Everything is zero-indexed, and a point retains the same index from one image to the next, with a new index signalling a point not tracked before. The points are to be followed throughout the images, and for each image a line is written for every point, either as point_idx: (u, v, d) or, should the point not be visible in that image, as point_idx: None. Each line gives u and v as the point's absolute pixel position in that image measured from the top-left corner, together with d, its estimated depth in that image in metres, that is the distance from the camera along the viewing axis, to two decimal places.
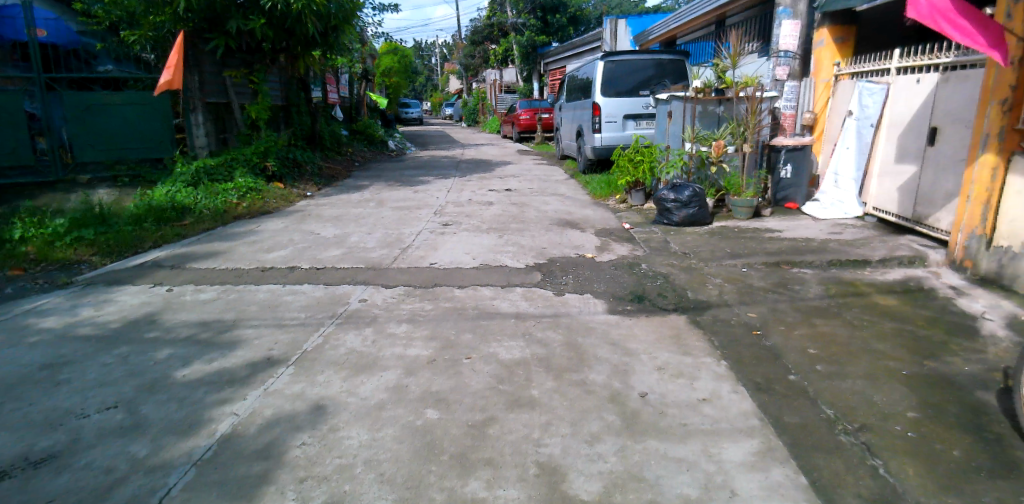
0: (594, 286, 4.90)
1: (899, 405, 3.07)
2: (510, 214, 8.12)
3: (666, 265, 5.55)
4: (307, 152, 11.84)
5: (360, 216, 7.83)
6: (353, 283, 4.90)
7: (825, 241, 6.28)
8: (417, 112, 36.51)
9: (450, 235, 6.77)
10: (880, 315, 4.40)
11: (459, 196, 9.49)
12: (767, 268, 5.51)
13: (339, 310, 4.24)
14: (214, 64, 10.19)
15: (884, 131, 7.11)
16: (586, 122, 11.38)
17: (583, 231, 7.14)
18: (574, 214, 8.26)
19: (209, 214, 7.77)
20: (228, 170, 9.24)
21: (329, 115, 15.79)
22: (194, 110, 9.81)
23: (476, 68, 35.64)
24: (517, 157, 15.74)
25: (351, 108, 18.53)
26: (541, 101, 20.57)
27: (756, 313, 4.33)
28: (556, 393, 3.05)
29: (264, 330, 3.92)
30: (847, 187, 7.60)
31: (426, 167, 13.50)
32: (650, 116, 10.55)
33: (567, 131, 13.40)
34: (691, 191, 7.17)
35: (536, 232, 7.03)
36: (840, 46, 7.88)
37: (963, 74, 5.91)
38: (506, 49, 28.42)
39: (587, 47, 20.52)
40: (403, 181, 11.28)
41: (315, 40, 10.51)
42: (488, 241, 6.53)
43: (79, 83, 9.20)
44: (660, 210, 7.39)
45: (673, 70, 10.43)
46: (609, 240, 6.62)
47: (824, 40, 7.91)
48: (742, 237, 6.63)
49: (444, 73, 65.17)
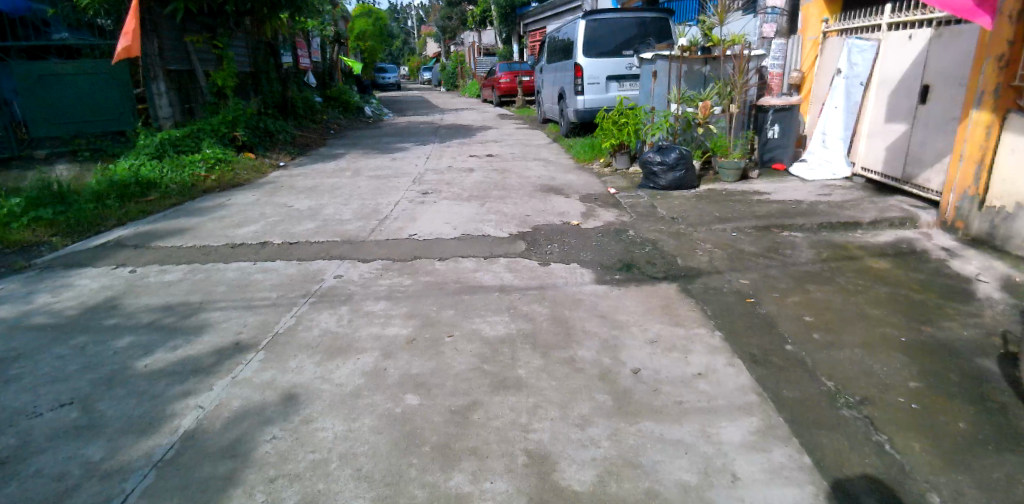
0: (580, 255, 4.71)
1: (899, 375, 2.95)
2: (490, 181, 7.87)
3: (653, 232, 5.38)
4: (278, 121, 11.45)
5: (335, 187, 7.57)
6: (328, 258, 4.67)
7: (814, 204, 6.15)
8: (395, 77, 35.75)
9: (429, 205, 6.53)
10: (874, 279, 4.30)
11: (438, 163, 9.21)
12: (756, 232, 5.38)
13: (312, 288, 4.02)
14: (175, 28, 9.72)
15: (874, 91, 7.02)
16: (568, 84, 11.08)
17: (567, 197, 6.94)
18: (557, 180, 8.03)
19: (176, 188, 7.44)
20: (195, 141, 8.85)
21: (301, 81, 15.28)
22: (155, 79, 9.32)
23: (453, 31, 34.71)
24: (498, 122, 15.38)
25: (324, 74, 17.95)
26: (521, 63, 20.12)
27: (748, 280, 4.20)
28: (543, 372, 2.88)
29: (231, 313, 3.70)
30: (836, 147, 7.53)
31: (405, 133, 13.16)
32: (633, 77, 10.26)
33: (548, 94, 13.10)
34: (676, 154, 7.01)
35: (518, 199, 6.81)
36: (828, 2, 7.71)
37: (958, 30, 5.78)
38: (484, 10, 27.66)
39: (567, 7, 20.11)
40: (380, 148, 10.94)
41: (278, 1, 10.09)
42: (468, 210, 6.31)
43: (29, 51, 8.92)
44: (646, 175, 7.20)
45: (655, 30, 10.15)
46: (594, 206, 6.43)
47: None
48: (730, 200, 6.46)
49: (421, 36, 63.65)
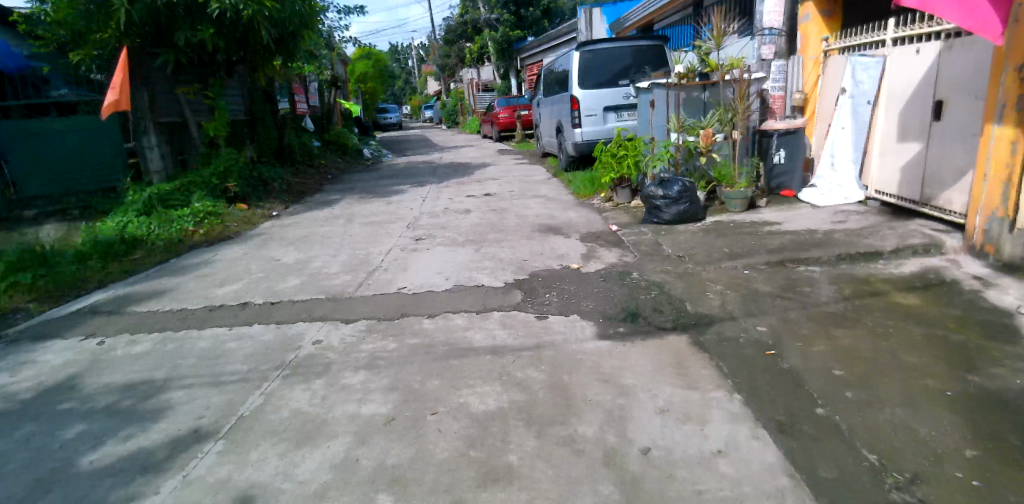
0: (580, 304, 4.36)
1: (950, 441, 2.56)
2: (487, 223, 7.57)
3: (660, 273, 5.02)
4: (273, 170, 11.34)
5: (326, 236, 7.33)
6: (309, 319, 4.34)
7: (830, 233, 5.78)
8: (396, 117, 35.94)
9: (422, 252, 6.23)
10: (905, 319, 3.92)
11: (435, 205, 8.93)
12: (771, 268, 5.01)
13: (288, 358, 3.63)
14: (167, 79, 9.51)
15: (882, 108, 6.76)
16: (565, 117, 10.87)
17: (567, 236, 6.61)
18: (556, 218, 7.72)
19: (163, 245, 7.20)
20: (185, 195, 8.63)
21: (298, 127, 15.20)
22: (146, 132, 9.17)
23: (451, 69, 35.01)
24: (497, 158, 15.20)
25: (322, 118, 17.93)
26: (519, 98, 20.05)
27: (766, 327, 3.82)
28: (537, 458, 2.51)
29: (195, 392, 3.33)
30: (846, 169, 7.22)
31: (402, 175, 12.96)
32: (631, 107, 10.00)
33: (546, 127, 12.92)
34: (680, 186, 6.69)
35: (516, 242, 6.49)
36: (827, 20, 7.58)
37: (970, 41, 5.48)
38: (481, 47, 27.84)
39: (562, 40, 20.17)
40: (377, 192, 10.72)
41: (268, 49, 9.96)
42: (463, 256, 5.99)
43: (34, 108, 9.12)
44: (649, 209, 6.86)
45: (651, 57, 9.92)
46: (596, 245, 6.10)
47: (810, 14, 7.64)
48: (739, 233, 6.10)
49: (422, 75, 64.46)
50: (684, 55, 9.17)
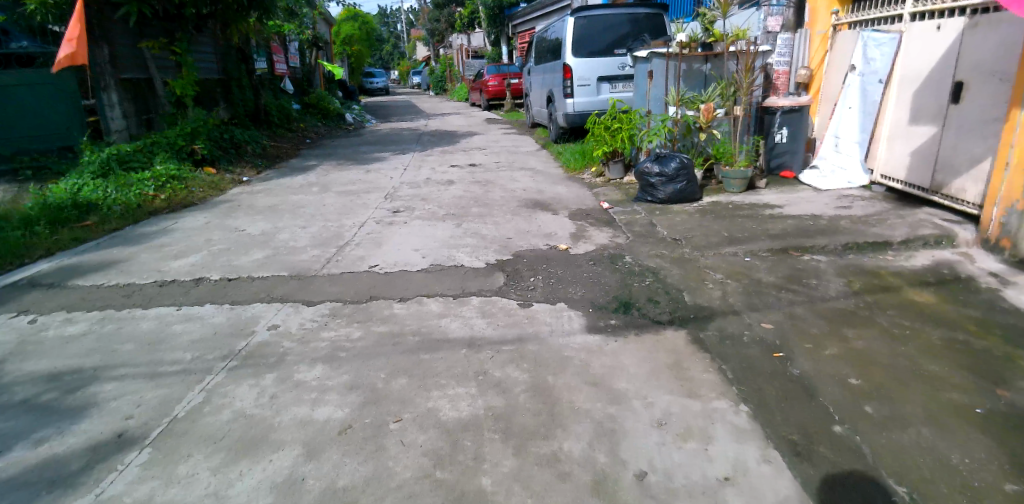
0: (567, 291, 3.98)
1: (987, 472, 2.26)
2: (471, 196, 7.14)
3: (654, 257, 4.65)
4: (248, 132, 10.95)
5: (296, 207, 6.96)
6: (269, 300, 3.99)
7: (835, 219, 5.43)
8: (383, 81, 34.96)
9: (398, 227, 5.81)
10: (922, 319, 3.59)
11: (416, 175, 8.47)
12: (773, 255, 4.65)
13: (238, 346, 3.26)
14: (129, 33, 9.04)
15: (895, 88, 6.39)
16: (556, 86, 10.38)
17: (554, 214, 6.21)
18: (544, 193, 7.31)
19: (120, 211, 6.76)
20: (147, 156, 8.21)
21: (276, 87, 14.52)
22: (106, 89, 8.63)
23: (440, 34, 34.06)
24: (484, 127, 14.69)
25: (303, 80, 17.23)
26: (510, 66, 19.45)
27: (772, 323, 3.47)
28: (514, 482, 2.15)
29: (128, 385, 2.92)
30: (851, 151, 6.88)
31: (385, 142, 12.42)
32: (627, 78, 9.51)
33: (536, 97, 12.42)
34: (677, 163, 6.28)
35: (499, 218, 6.08)
36: None
37: (997, 18, 5.11)
38: (471, 12, 27.00)
39: (556, 7, 19.50)
40: (356, 159, 10.21)
41: (241, 2, 9.38)
42: (442, 232, 5.58)
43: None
44: (643, 187, 6.46)
45: (648, 27, 9.44)
46: (585, 225, 5.71)
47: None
48: (737, 215, 5.74)
49: (411, 40, 62.94)
50: (684, 26, 8.66)
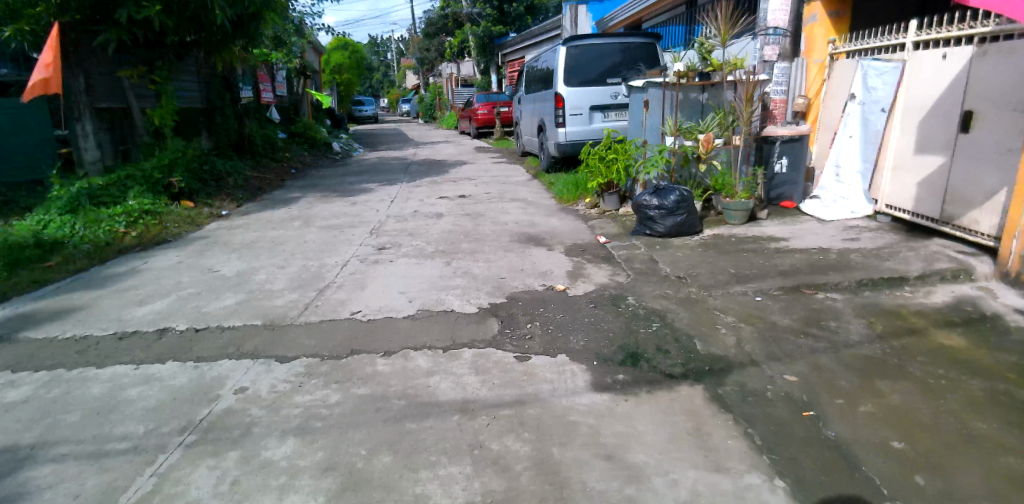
0: (568, 340, 3.64)
1: None
2: (461, 230, 6.83)
3: (659, 298, 4.33)
4: (229, 163, 10.66)
5: (275, 242, 6.57)
6: (237, 354, 3.74)
7: (845, 253, 5.15)
8: (371, 109, 34.80)
9: (384, 266, 5.46)
10: (956, 365, 3.27)
11: (403, 208, 8.15)
12: (786, 295, 4.34)
13: (200, 414, 2.96)
14: (105, 60, 8.57)
15: (898, 117, 6.20)
16: (547, 114, 10.16)
17: (550, 249, 5.89)
18: (537, 226, 7.01)
19: (87, 249, 6.36)
20: (120, 190, 7.82)
21: (261, 117, 14.23)
22: (81, 118, 8.21)
23: (429, 63, 34.11)
24: (474, 155, 14.45)
25: (290, 109, 16.98)
26: (499, 94, 19.32)
27: (796, 375, 3.14)
28: None
29: (68, 466, 2.58)
30: (853, 182, 6.69)
31: (371, 172, 12.11)
32: (619, 106, 9.35)
33: (526, 126, 12.20)
34: (676, 195, 6.02)
35: (492, 254, 5.76)
36: (835, 21, 7.09)
37: (1011, 46, 4.92)
38: (461, 41, 27.01)
39: (546, 36, 19.45)
40: (341, 190, 9.87)
41: (225, 30, 9.04)
42: (431, 271, 5.23)
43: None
44: (641, 220, 6.17)
45: (642, 55, 9.25)
46: (583, 261, 5.40)
47: (817, 15, 7.14)
48: (742, 250, 5.45)
49: (399, 69, 63.18)
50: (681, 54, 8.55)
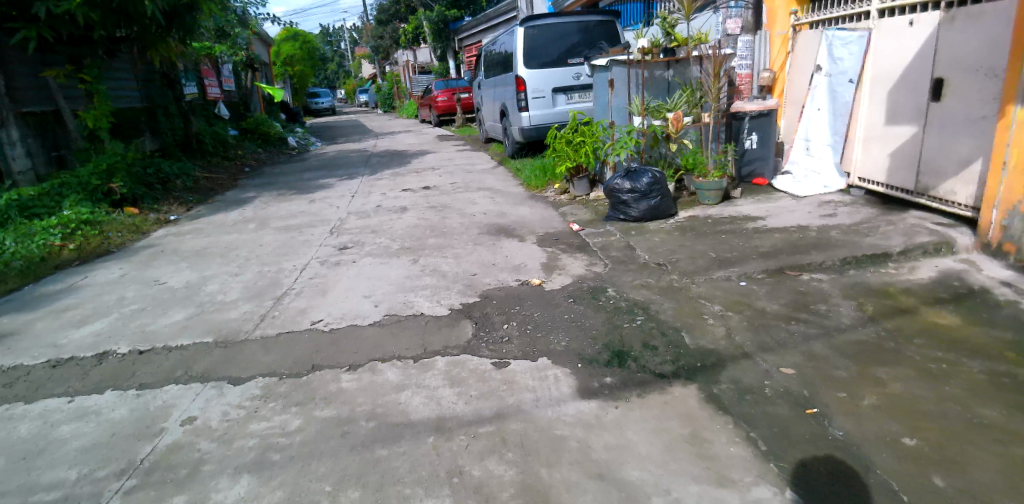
0: (548, 341, 3.41)
1: None
2: (426, 224, 6.54)
3: (640, 288, 4.12)
4: (178, 165, 10.20)
5: (228, 248, 6.22)
6: (184, 378, 3.45)
7: (824, 230, 5.02)
8: (329, 101, 33.94)
9: (346, 267, 5.16)
10: (953, 346, 3.12)
11: (364, 203, 7.82)
12: (769, 278, 4.17)
13: (139, 455, 2.79)
14: (25, 59, 8.07)
15: (866, 88, 6.07)
16: (509, 99, 9.85)
17: (520, 240, 5.66)
18: (506, 215, 6.76)
19: (20, 266, 5.95)
20: (55, 199, 7.44)
21: (208, 113, 13.64)
22: (5, 124, 7.74)
23: (385, 52, 33.36)
24: (436, 144, 14.07)
25: (241, 105, 16.32)
26: (458, 80, 18.91)
27: (792, 368, 2.95)
28: None
29: None
30: (823, 156, 6.57)
31: (331, 166, 11.68)
32: (583, 88, 9.07)
33: (489, 111, 11.88)
34: (649, 177, 5.79)
35: (460, 249, 5.49)
36: None
37: (979, 10, 4.81)
38: (415, 27, 26.42)
39: (503, 18, 19.06)
40: (299, 188, 9.47)
41: (158, 22, 8.64)
42: (397, 270, 4.95)
43: None
44: (614, 204, 5.95)
45: (601, 34, 9.01)
46: (556, 252, 5.18)
47: None
48: (719, 232, 5.28)
49: (356, 59, 61.87)
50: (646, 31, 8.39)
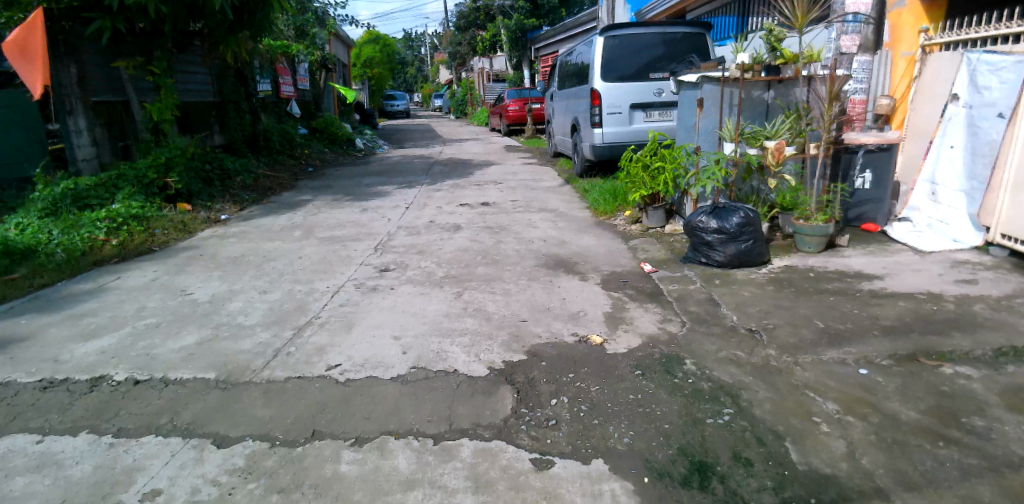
0: (607, 433, 2.68)
1: None
2: (479, 248, 5.90)
3: (726, 365, 3.36)
4: (241, 162, 10.04)
5: (266, 258, 5.75)
6: (176, 426, 2.83)
7: (961, 304, 4.11)
8: (403, 103, 34.04)
9: (382, 294, 4.57)
10: None
11: (417, 217, 7.27)
12: (896, 368, 3.35)
13: None
14: (98, 50, 7.96)
15: (1020, 124, 5.03)
16: (582, 113, 9.14)
17: (582, 279, 4.93)
18: (567, 244, 6.04)
19: (58, 259, 5.62)
20: (109, 192, 7.20)
21: (277, 111, 13.55)
22: (72, 112, 7.56)
23: (461, 58, 33.26)
24: (503, 154, 13.52)
25: (311, 103, 16.22)
26: (531, 90, 18.38)
27: None
28: None
29: None
30: (954, 203, 5.54)
31: (392, 172, 11.28)
32: (664, 105, 8.22)
33: (559, 124, 11.21)
34: (740, 217, 4.92)
35: (511, 283, 4.82)
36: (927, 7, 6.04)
37: None
38: (492, 34, 26.09)
39: (581, 28, 18.41)
40: (355, 194, 9.06)
41: (229, 19, 8.51)
42: (437, 305, 4.32)
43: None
44: (695, 245, 5.15)
45: (687, 47, 8.19)
46: (624, 299, 4.43)
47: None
48: (823, 292, 4.43)
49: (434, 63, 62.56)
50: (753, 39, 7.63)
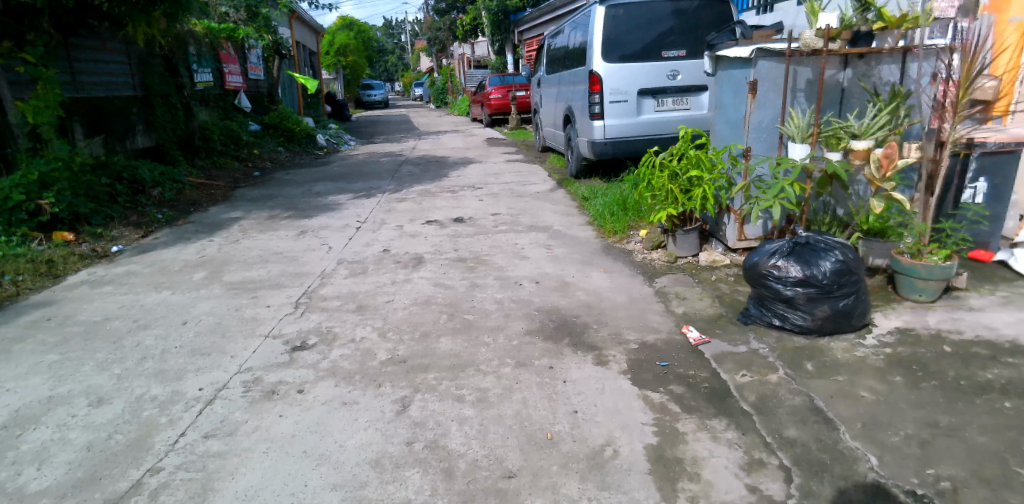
0: None
1: None
2: (445, 297, 4.20)
3: None
4: (164, 169, 8.20)
5: (135, 324, 3.96)
6: None
7: None
8: (380, 93, 31.92)
9: (282, 410, 2.85)
10: None
11: (368, 245, 5.50)
12: None
13: None
14: None
15: None
16: (577, 102, 7.39)
17: (598, 360, 3.24)
18: (569, 288, 4.33)
19: None
20: None
21: (220, 104, 11.63)
22: None
23: (442, 43, 31.19)
24: (484, 150, 11.74)
25: (266, 96, 14.29)
26: (515, 75, 16.60)
27: None
28: None
29: None
30: None
31: (353, 175, 9.49)
32: (679, 91, 6.47)
33: (549, 115, 9.45)
34: (835, 262, 3.28)
35: (490, 374, 3.11)
36: None
37: None
38: (473, 18, 24.11)
39: (570, 9, 16.57)
40: (300, 208, 7.27)
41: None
42: (368, 436, 2.62)
43: None
44: (759, 299, 3.48)
45: (706, 18, 6.48)
46: (671, 409, 2.76)
47: None
48: (986, 391, 2.79)
49: (414, 51, 60.26)
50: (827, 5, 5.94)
